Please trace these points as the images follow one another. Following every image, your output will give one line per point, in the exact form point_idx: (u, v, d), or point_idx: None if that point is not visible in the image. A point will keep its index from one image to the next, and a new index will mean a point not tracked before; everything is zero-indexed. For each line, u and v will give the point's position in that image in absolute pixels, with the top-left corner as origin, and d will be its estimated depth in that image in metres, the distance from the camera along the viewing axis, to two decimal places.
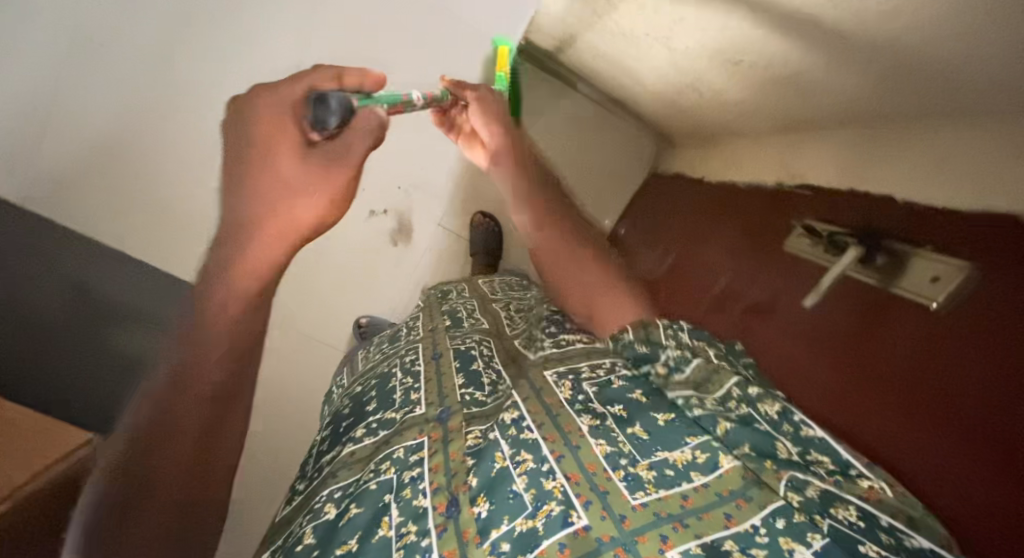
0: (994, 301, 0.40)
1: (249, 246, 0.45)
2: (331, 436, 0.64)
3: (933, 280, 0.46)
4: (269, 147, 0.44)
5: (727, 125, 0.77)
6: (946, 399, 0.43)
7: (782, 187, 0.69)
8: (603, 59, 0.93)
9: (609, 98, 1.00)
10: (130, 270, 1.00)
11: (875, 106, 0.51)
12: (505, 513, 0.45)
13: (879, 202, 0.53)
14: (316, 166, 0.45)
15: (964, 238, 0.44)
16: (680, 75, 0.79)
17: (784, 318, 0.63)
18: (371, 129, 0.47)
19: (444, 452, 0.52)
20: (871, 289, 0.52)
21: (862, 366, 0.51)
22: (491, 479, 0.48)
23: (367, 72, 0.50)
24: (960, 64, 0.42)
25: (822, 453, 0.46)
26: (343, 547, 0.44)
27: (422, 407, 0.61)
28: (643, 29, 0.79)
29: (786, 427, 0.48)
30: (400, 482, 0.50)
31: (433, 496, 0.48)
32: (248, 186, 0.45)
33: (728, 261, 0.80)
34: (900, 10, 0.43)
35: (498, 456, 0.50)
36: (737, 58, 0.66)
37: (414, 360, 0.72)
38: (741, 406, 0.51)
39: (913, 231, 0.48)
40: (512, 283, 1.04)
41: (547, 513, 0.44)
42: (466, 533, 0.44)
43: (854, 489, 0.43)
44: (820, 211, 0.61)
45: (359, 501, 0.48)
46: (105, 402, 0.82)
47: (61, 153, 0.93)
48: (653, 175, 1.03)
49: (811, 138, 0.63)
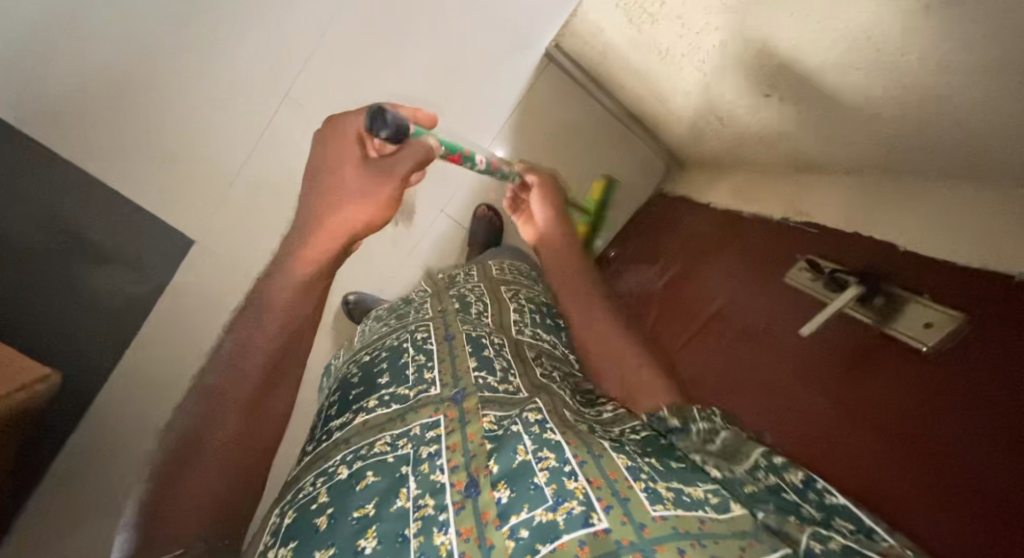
0: (987, 349, 0.41)
1: (310, 241, 0.57)
2: (338, 403, 0.62)
3: (926, 325, 0.47)
4: (338, 166, 0.56)
5: (756, 152, 0.80)
6: (953, 451, 0.41)
7: (786, 221, 0.74)
8: (632, 71, 0.90)
9: (630, 117, 1.16)
10: (130, 221, 1.02)
11: (895, 146, 0.52)
12: (523, 503, 0.42)
13: (885, 247, 0.56)
14: (366, 178, 0.55)
15: (965, 293, 0.45)
16: (706, 97, 0.78)
17: (778, 343, 0.64)
18: (417, 155, 0.56)
19: (461, 433, 0.50)
20: (865, 327, 0.53)
21: (864, 421, 0.50)
22: (512, 469, 0.45)
23: (418, 112, 0.61)
24: (975, 122, 0.41)
25: (845, 519, 0.39)
26: (360, 510, 0.44)
27: (436, 387, 0.58)
28: (677, 49, 0.73)
29: (811, 496, 0.42)
30: (417, 455, 0.49)
31: (451, 474, 0.46)
32: (318, 191, 0.57)
33: (725, 285, 0.79)
34: (925, 56, 0.41)
35: (519, 449, 0.47)
36: (767, 92, 0.64)
37: (426, 337, 0.68)
38: (769, 476, 0.44)
39: (917, 280, 0.50)
40: (521, 269, 0.98)
41: (569, 510, 0.41)
42: (483, 515, 0.42)
43: (874, 546, 0.36)
44: (827, 246, 0.64)
45: (375, 470, 0.47)
46: (89, 348, 0.99)
47: (68, 82, 0.94)
48: (657, 197, 1.20)
49: (829, 178, 0.67)
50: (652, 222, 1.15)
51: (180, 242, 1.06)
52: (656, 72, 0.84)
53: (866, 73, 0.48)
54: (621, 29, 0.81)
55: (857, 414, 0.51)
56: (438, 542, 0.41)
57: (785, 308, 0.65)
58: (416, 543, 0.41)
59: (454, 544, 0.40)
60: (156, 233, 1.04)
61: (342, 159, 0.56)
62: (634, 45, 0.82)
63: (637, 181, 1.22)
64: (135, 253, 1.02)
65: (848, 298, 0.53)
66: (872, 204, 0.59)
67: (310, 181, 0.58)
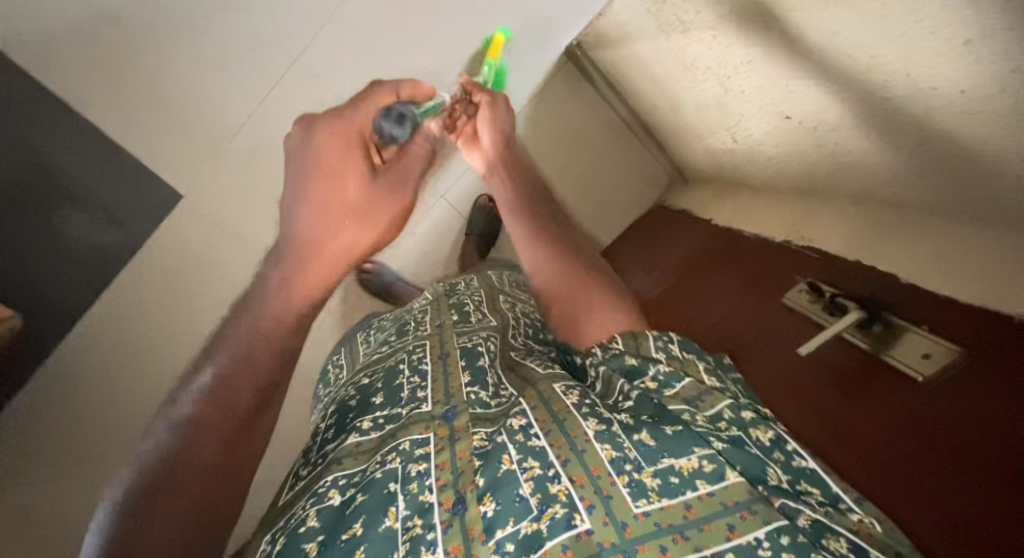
0: (991, 362, 0.42)
1: (309, 265, 0.52)
2: (333, 426, 0.58)
3: (921, 356, 0.48)
4: (343, 172, 0.54)
5: (765, 172, 0.81)
6: (947, 438, 0.43)
7: (785, 243, 0.75)
8: (652, 79, 0.90)
9: (640, 124, 1.17)
10: (115, 172, 0.92)
11: (912, 183, 0.53)
12: (508, 516, 0.41)
13: (884, 277, 0.57)
14: (382, 185, 0.57)
15: (964, 327, 0.46)
16: (723, 112, 0.79)
17: (773, 364, 0.64)
18: (420, 148, 0.65)
19: (450, 450, 0.48)
20: (860, 352, 0.54)
21: (857, 403, 0.52)
22: (499, 479, 0.44)
23: (412, 90, 0.65)
24: (1002, 170, 0.42)
25: (812, 484, 0.43)
26: (349, 531, 0.42)
27: (428, 404, 0.54)
28: (703, 62, 0.73)
29: (777, 455, 0.44)
30: (406, 474, 0.46)
31: (440, 492, 0.44)
32: (314, 205, 0.53)
33: (721, 299, 0.81)
34: (968, 105, 0.41)
35: (505, 459, 0.45)
36: (788, 114, 0.65)
37: (422, 357, 0.64)
38: (732, 429, 0.46)
39: (915, 312, 0.51)
40: (519, 281, 0.99)
41: (551, 513, 0.40)
42: (472, 531, 0.41)
43: (843, 521, 0.40)
44: (827, 271, 0.65)
45: (364, 490, 0.45)
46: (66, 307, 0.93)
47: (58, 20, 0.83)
48: (657, 206, 1.22)
49: (836, 208, 0.69)
50: (650, 231, 1.17)
51: (167, 198, 0.99)
52: (675, 81, 0.83)
53: (901, 105, 0.47)
54: (647, 35, 0.81)
55: (855, 412, 0.52)
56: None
57: (786, 346, 0.63)
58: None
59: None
60: (141, 185, 0.96)
61: (347, 164, 0.55)
62: (657, 50, 0.81)
63: (638, 186, 1.23)
64: (118, 208, 0.94)
65: (847, 323, 0.54)
66: (877, 235, 0.60)
67: (301, 197, 0.53)
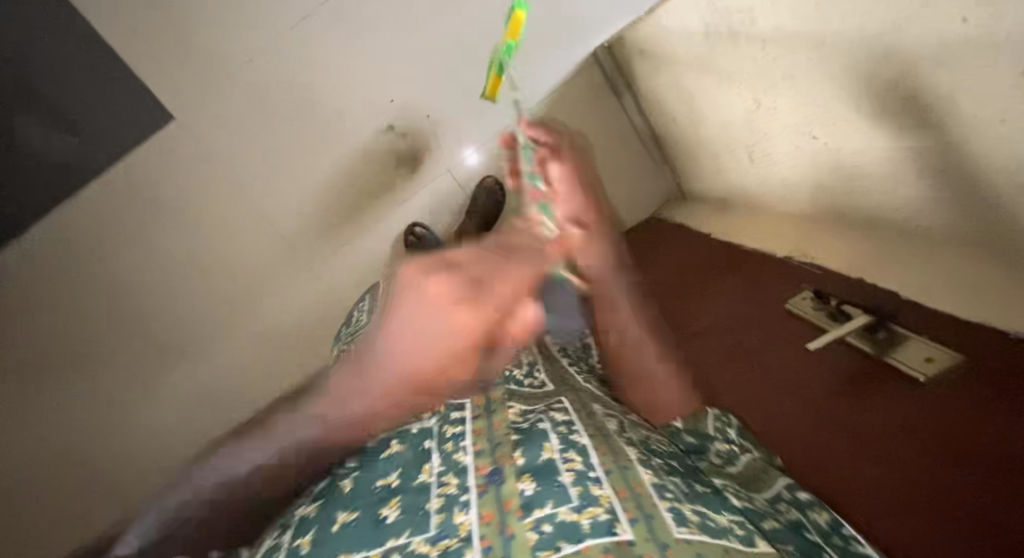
0: (985, 387, 0.45)
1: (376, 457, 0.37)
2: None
3: (925, 360, 0.52)
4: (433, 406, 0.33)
5: (772, 192, 0.87)
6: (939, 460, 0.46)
7: (787, 258, 0.80)
8: (680, 90, 0.95)
9: (650, 135, 1.22)
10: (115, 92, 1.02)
11: (929, 213, 0.57)
12: (548, 498, 0.37)
13: (889, 294, 0.61)
14: None
15: (968, 341, 0.50)
16: (746, 128, 0.84)
17: (769, 365, 0.69)
18: None
19: (487, 420, 0.48)
20: (866, 356, 0.57)
21: (853, 434, 0.55)
22: (538, 463, 0.41)
23: None
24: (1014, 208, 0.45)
25: None
26: (385, 480, 0.44)
27: None
28: (739, 75, 0.77)
29: (836, 541, 0.46)
30: (443, 435, 0.48)
31: (476, 457, 0.43)
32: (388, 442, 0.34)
33: (720, 301, 0.86)
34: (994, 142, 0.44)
35: (545, 446, 0.43)
36: (812, 134, 0.70)
37: None
38: (790, 510, 0.51)
39: (925, 326, 0.55)
40: None
41: (594, 515, 0.35)
42: (506, 503, 0.38)
43: None
44: (829, 284, 0.70)
45: (401, 444, 0.49)
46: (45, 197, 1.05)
47: None
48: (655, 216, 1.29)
49: (840, 232, 0.73)
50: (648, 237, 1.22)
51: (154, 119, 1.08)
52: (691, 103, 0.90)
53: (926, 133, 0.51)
54: (687, 42, 0.86)
55: (850, 443, 0.55)
56: (457, 521, 0.37)
57: (785, 346, 0.68)
58: (436, 519, 0.38)
59: (474, 525, 0.37)
60: (132, 108, 1.05)
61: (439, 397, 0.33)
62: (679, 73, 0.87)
63: (642, 194, 1.29)
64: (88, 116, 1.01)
65: (855, 326, 0.58)
66: (869, 260, 0.66)
67: None
